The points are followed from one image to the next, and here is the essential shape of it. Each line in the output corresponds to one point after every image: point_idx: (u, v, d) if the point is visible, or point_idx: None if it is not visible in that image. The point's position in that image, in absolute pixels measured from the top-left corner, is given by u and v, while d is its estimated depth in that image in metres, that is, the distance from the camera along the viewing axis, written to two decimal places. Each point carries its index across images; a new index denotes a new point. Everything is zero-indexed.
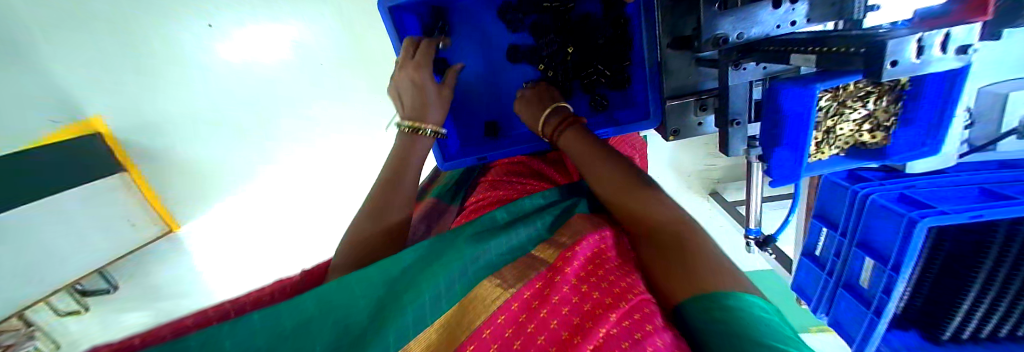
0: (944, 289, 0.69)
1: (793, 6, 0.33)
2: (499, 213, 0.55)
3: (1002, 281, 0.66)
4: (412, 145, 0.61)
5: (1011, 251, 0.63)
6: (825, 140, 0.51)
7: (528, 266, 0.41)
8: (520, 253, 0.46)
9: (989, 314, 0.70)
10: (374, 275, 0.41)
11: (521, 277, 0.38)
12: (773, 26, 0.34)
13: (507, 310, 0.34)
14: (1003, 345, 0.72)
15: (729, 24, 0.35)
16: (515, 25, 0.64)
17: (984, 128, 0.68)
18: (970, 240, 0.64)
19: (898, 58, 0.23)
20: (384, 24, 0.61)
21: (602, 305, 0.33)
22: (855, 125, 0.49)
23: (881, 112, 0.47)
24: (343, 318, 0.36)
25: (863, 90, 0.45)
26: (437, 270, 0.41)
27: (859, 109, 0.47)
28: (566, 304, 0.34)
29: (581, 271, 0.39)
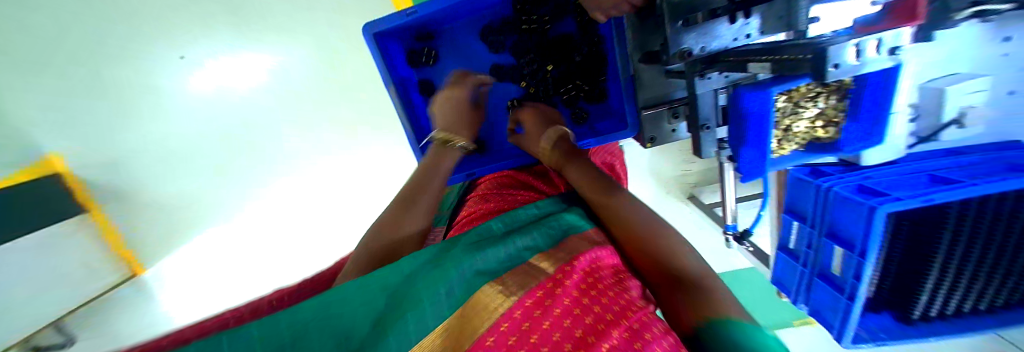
0: (909, 271, 0.75)
1: (747, 21, 0.36)
2: (493, 223, 0.55)
3: (960, 258, 0.71)
4: (441, 158, 0.60)
5: (965, 223, 0.68)
6: (785, 137, 0.59)
7: (531, 273, 0.42)
8: (517, 259, 0.45)
9: (953, 293, 0.75)
10: (372, 281, 0.38)
11: (524, 285, 0.39)
12: (729, 40, 0.38)
13: (510, 320, 0.34)
14: (968, 319, 0.78)
15: (692, 39, 0.39)
16: (497, 46, 0.66)
17: (929, 121, 0.74)
18: (928, 220, 0.69)
19: (839, 62, 0.26)
20: (368, 48, 0.61)
21: (604, 318, 0.34)
22: (809, 123, 0.56)
23: (831, 109, 0.54)
24: (341, 332, 0.33)
25: (814, 90, 0.52)
26: (438, 277, 0.40)
27: (813, 107, 0.54)
28: (575, 316, 0.35)
29: (581, 283, 0.40)
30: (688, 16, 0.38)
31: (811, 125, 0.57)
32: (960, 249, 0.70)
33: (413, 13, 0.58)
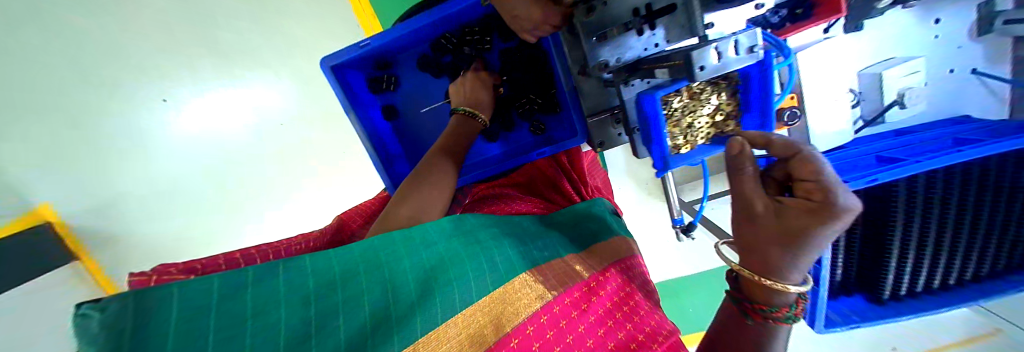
0: (870, 252, 0.76)
1: (652, 32, 0.41)
2: (524, 221, 0.64)
3: (921, 235, 0.72)
4: (462, 133, 0.60)
5: (918, 196, 0.69)
6: (689, 134, 0.50)
7: (568, 273, 0.53)
8: (553, 254, 0.57)
9: (919, 270, 0.76)
10: (413, 242, 0.42)
11: (563, 282, 0.50)
12: (641, 50, 0.42)
13: (548, 313, 0.45)
14: (939, 296, 0.79)
15: (607, 52, 0.42)
16: (439, 69, 0.66)
17: (871, 104, 0.79)
18: (878, 196, 0.72)
19: (702, 63, 0.30)
20: (326, 81, 0.60)
21: (635, 340, 0.46)
22: (709, 119, 0.49)
23: (726, 104, 0.48)
24: (390, 283, 0.36)
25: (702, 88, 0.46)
26: (475, 254, 0.46)
27: (708, 104, 0.48)
28: (612, 329, 0.47)
29: (615, 298, 0.53)
30: (600, 32, 0.42)
31: (710, 124, 0.49)
32: (918, 224, 0.71)
33: (367, 45, 0.58)
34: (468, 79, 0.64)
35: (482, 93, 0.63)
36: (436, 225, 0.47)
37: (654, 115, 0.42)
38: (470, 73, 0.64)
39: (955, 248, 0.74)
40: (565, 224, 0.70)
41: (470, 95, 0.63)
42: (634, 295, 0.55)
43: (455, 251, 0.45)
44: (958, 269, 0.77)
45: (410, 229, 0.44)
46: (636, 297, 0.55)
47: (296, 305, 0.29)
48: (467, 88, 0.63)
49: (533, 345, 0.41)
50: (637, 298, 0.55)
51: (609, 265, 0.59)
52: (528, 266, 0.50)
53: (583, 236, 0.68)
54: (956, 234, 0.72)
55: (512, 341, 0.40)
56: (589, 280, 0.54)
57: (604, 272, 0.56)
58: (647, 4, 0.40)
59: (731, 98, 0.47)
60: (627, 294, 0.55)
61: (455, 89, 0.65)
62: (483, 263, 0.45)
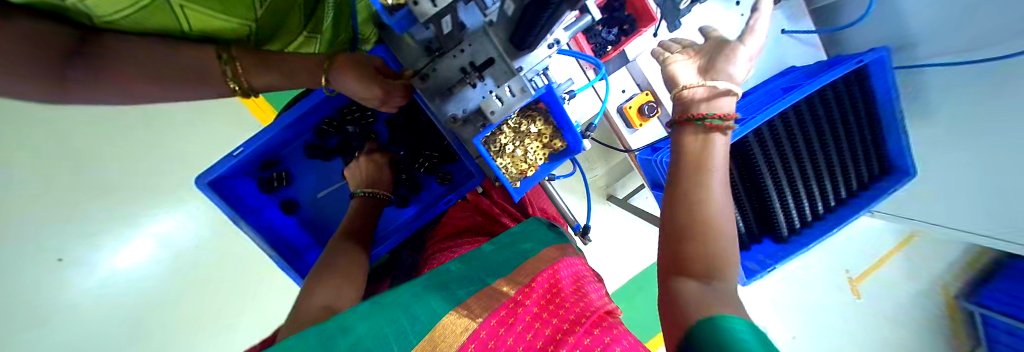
0: (755, 197, 0.86)
1: (483, 83, 0.47)
2: (452, 265, 0.63)
3: (784, 172, 0.81)
4: (369, 212, 0.65)
5: (766, 139, 0.80)
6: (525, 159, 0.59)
7: (495, 298, 0.53)
8: (480, 286, 0.57)
9: (802, 203, 0.84)
10: (329, 330, 0.38)
11: (486, 308, 0.50)
12: (480, 97, 0.48)
13: (478, 341, 0.44)
14: (830, 220, 0.87)
15: (453, 106, 0.48)
16: (328, 152, 0.68)
17: None
18: (736, 152, 0.83)
19: None
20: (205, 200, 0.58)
21: (561, 330, 0.47)
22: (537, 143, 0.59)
23: (545, 129, 0.57)
24: None
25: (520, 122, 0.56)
26: (394, 319, 0.45)
27: (530, 130, 0.57)
28: (540, 328, 0.48)
29: (541, 300, 0.54)
30: (441, 92, 0.47)
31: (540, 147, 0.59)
32: (778, 165, 0.81)
33: (241, 152, 0.60)
34: (365, 161, 0.66)
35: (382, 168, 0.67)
36: (354, 310, 0.44)
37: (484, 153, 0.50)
38: (365, 153, 0.67)
39: (819, 173, 0.84)
40: (497, 249, 0.68)
41: (365, 178, 0.66)
42: (561, 292, 0.56)
43: (370, 315, 0.44)
44: (833, 191, 0.86)
45: (325, 323, 0.39)
46: (563, 292, 0.56)
47: None
48: (363, 169, 0.66)
49: None
50: (563, 290, 0.56)
51: (536, 273, 0.59)
52: (450, 305, 0.50)
53: (515, 254, 0.67)
54: (810, 162, 0.82)
55: None
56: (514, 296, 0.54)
57: (530, 282, 0.57)
58: (471, 62, 0.45)
59: (546, 121, 0.57)
60: (553, 290, 0.56)
61: (353, 170, 0.67)
62: (404, 324, 0.44)
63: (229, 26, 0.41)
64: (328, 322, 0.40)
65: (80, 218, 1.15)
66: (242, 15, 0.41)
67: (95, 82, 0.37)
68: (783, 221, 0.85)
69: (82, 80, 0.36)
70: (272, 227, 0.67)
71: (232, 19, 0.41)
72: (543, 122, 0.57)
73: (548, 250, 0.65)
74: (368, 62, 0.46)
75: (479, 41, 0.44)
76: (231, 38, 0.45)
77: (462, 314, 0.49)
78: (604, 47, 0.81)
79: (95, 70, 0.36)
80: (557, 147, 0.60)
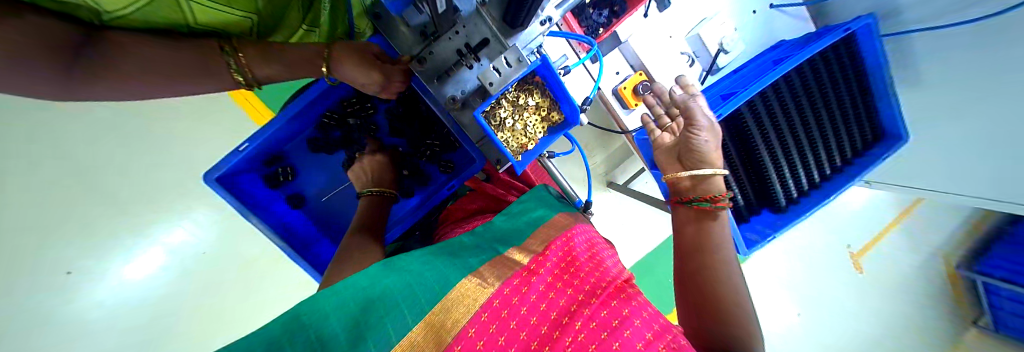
0: (751, 169, 0.88)
1: (479, 63, 0.48)
2: (465, 237, 0.66)
3: (780, 144, 0.83)
4: (380, 207, 0.67)
5: (761, 112, 0.81)
6: (525, 132, 0.61)
7: (508, 267, 0.55)
8: (491, 254, 0.59)
9: (798, 174, 0.86)
10: (342, 295, 0.43)
11: (501, 277, 0.52)
12: (476, 78, 0.49)
13: (490, 309, 0.46)
14: (825, 189, 0.89)
15: (451, 87, 0.50)
16: (330, 146, 0.70)
17: (704, 58, 0.91)
18: (732, 125, 0.84)
19: None
20: (216, 195, 0.60)
21: (575, 301, 0.49)
22: (535, 116, 0.61)
23: (542, 102, 0.60)
24: (318, 337, 0.37)
25: (517, 97, 0.58)
26: (409, 286, 0.48)
27: (528, 104, 0.60)
28: (553, 299, 0.50)
29: (556, 270, 0.55)
30: (439, 75, 0.49)
31: (539, 119, 0.61)
32: (775, 136, 0.82)
33: (246, 148, 0.60)
34: (368, 159, 0.69)
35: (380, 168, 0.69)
36: (365, 273, 0.49)
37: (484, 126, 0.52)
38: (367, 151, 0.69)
39: (813, 145, 0.85)
40: (508, 223, 0.69)
41: (372, 178, 0.68)
42: (576, 260, 0.57)
43: (387, 288, 0.47)
44: (828, 161, 0.87)
45: (339, 285, 0.45)
46: (578, 261, 0.57)
47: None
48: (367, 166, 0.68)
49: (478, 346, 0.42)
50: (576, 258, 0.58)
51: (551, 242, 0.60)
52: (464, 275, 0.52)
53: (524, 225, 0.68)
54: (806, 132, 0.83)
55: (456, 348, 0.41)
56: (528, 264, 0.55)
57: (544, 252, 0.58)
58: (466, 44, 0.47)
59: (542, 95, 0.59)
60: (568, 260, 0.57)
61: (356, 168, 0.69)
62: (414, 292, 0.46)
63: (231, 18, 0.43)
64: (341, 287, 0.45)
65: (86, 228, 1.15)
66: (244, 6, 0.42)
67: (101, 79, 0.38)
68: (781, 191, 0.86)
69: (82, 76, 0.37)
70: (280, 219, 0.69)
71: (235, 12, 0.42)
72: (540, 95, 0.59)
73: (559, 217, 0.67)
74: (366, 49, 0.47)
75: (473, 22, 0.45)
76: (231, 32, 0.46)
77: (476, 285, 0.50)
78: (596, 29, 0.82)
79: (102, 66, 0.38)
80: (556, 120, 0.62)
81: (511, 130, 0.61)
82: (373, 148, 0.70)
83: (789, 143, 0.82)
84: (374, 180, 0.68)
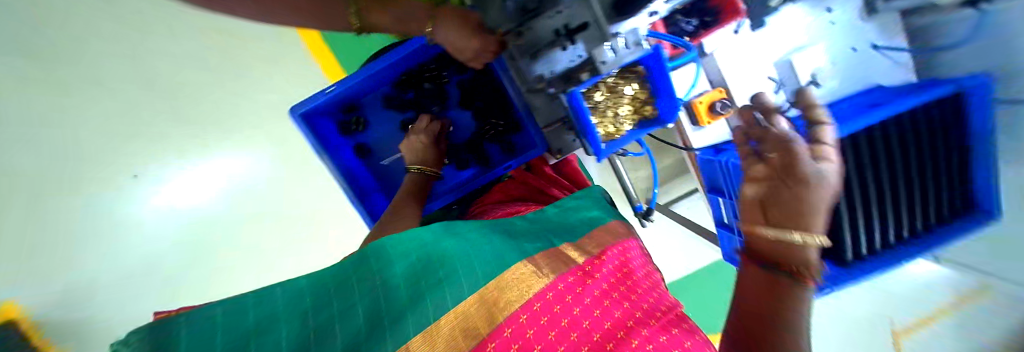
0: (823, 215, 0.82)
1: (574, 46, 0.48)
2: (519, 223, 0.66)
3: (863, 193, 0.77)
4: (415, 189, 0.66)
5: (853, 154, 0.75)
6: (615, 121, 0.61)
7: (565, 262, 0.53)
8: (546, 244, 0.59)
9: (874, 229, 0.80)
10: (409, 244, 0.50)
11: (557, 271, 0.50)
12: (568, 60, 0.50)
13: (543, 299, 0.45)
14: (900, 251, 0.82)
15: (542, 67, 0.51)
16: (399, 104, 0.73)
17: (789, 87, 0.89)
18: (813, 162, 0.79)
19: None
20: (298, 129, 0.66)
21: (632, 317, 0.45)
22: (629, 107, 0.60)
23: (640, 93, 0.57)
24: (378, 289, 0.43)
25: (616, 83, 0.57)
26: (467, 258, 0.49)
27: (626, 93, 0.58)
28: (608, 309, 0.46)
29: (611, 279, 0.52)
30: (533, 50, 0.49)
31: (632, 109, 0.60)
32: (857, 184, 0.77)
33: (333, 90, 0.65)
34: (417, 137, 0.69)
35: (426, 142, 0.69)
36: (428, 228, 0.54)
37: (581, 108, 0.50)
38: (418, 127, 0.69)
39: (897, 201, 0.79)
40: (559, 218, 0.69)
41: (418, 156, 0.68)
42: (632, 277, 0.54)
43: (445, 252, 0.49)
44: (909, 223, 0.81)
45: (407, 236, 0.51)
46: (634, 276, 0.55)
47: (295, 318, 0.39)
48: (415, 143, 0.68)
49: (528, 334, 0.40)
50: (633, 275, 0.55)
51: (606, 247, 0.60)
52: (521, 258, 0.52)
53: (573, 223, 0.69)
54: (894, 186, 0.77)
55: (506, 331, 0.40)
56: (583, 265, 0.54)
57: (599, 256, 0.57)
58: (566, 25, 0.47)
59: (641, 85, 0.56)
60: (623, 274, 0.54)
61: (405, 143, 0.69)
62: (469, 267, 0.47)
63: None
64: (410, 237, 0.51)
65: (145, 139, 1.17)
66: None
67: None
68: (848, 243, 0.81)
69: None
70: (345, 165, 0.73)
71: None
72: (637, 86, 0.57)
73: (615, 223, 0.67)
74: (468, 13, 0.48)
75: (576, 4, 0.45)
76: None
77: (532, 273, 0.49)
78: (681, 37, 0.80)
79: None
80: (647, 114, 0.60)
81: (600, 117, 0.60)
82: (424, 126, 0.70)
83: (870, 193, 0.77)
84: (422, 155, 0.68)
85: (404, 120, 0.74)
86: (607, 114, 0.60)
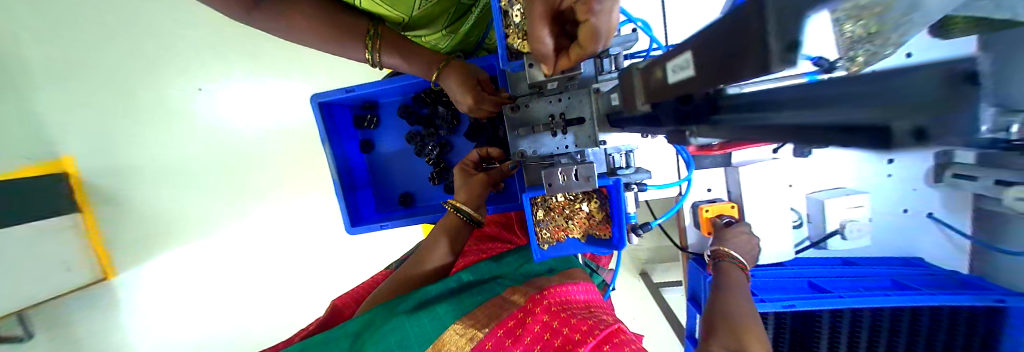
0: None
1: (563, 136, 0.48)
2: (464, 275, 0.57)
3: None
4: (445, 228, 0.57)
5: (840, 314, 0.70)
6: (556, 226, 0.43)
7: (500, 305, 0.48)
8: (488, 296, 0.51)
9: None
10: (338, 333, 0.46)
11: (493, 317, 0.46)
12: (554, 147, 0.49)
13: (485, 342, 0.42)
14: None
15: (525, 143, 0.49)
16: (412, 116, 0.75)
17: (814, 227, 0.81)
18: (803, 321, 0.72)
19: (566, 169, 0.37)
20: (313, 113, 0.71)
21: (572, 340, 0.40)
22: (592, 215, 0.42)
23: (593, 215, 0.42)
24: None
25: (579, 197, 0.42)
26: (403, 322, 0.46)
27: (584, 208, 0.42)
28: (549, 336, 0.42)
29: (554, 307, 0.46)
30: (519, 128, 0.49)
31: (587, 220, 0.43)
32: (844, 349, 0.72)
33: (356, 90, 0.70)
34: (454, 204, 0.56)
35: (466, 190, 0.55)
36: (352, 321, 0.48)
37: (623, 238, 0.40)
38: (462, 182, 0.56)
39: None
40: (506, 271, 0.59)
41: (469, 198, 0.55)
42: (572, 307, 0.48)
43: (375, 330, 0.45)
44: None
45: (332, 330, 0.47)
46: (575, 310, 0.47)
47: None
48: (462, 190, 0.56)
49: None
50: (575, 304, 0.49)
51: (550, 285, 0.51)
52: (455, 317, 0.46)
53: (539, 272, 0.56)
54: None
55: None
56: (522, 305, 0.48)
57: (541, 291, 0.49)
58: (563, 112, 0.48)
59: (601, 208, 0.42)
60: (566, 305, 0.48)
61: (465, 198, 0.55)
62: (410, 329, 0.45)
63: (414, 27, 0.52)
64: (340, 326, 0.48)
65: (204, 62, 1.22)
66: (402, 9, 0.46)
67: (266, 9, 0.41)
68: None
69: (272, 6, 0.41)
70: (346, 156, 0.77)
71: (426, 30, 0.54)
72: (599, 205, 0.42)
73: (577, 271, 0.55)
74: (474, 73, 0.50)
75: (578, 97, 0.47)
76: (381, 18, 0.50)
77: (468, 320, 0.45)
78: None
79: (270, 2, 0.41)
80: (601, 234, 0.43)
81: (551, 226, 0.43)
82: (466, 183, 0.56)
83: None
84: (456, 192, 0.57)
85: (409, 130, 0.77)
86: (554, 219, 0.43)
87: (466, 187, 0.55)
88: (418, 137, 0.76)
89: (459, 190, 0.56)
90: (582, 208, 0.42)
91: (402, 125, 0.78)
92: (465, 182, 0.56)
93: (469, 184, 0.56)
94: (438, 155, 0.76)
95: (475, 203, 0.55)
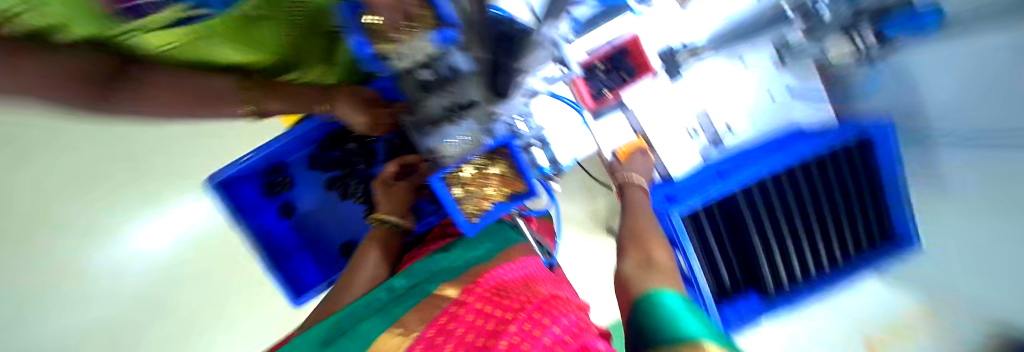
0: (740, 250, 0.90)
1: (465, 124, 0.50)
2: (396, 281, 0.52)
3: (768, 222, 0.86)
4: (373, 243, 0.55)
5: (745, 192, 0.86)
6: (478, 195, 0.49)
7: (433, 302, 0.45)
8: (420, 296, 0.47)
9: (789, 262, 0.87)
10: None
11: (424, 319, 0.41)
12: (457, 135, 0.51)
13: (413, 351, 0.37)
14: (817, 279, 0.89)
15: (433, 139, 0.52)
16: (325, 162, 0.74)
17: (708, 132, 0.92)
18: (725, 208, 0.88)
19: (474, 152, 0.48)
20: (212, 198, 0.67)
21: (507, 316, 0.39)
22: (502, 175, 0.50)
23: (503, 176, 0.50)
24: None
25: (485, 164, 0.49)
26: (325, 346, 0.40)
27: (493, 172, 0.49)
28: (484, 320, 0.39)
29: (486, 291, 0.45)
30: (423, 126, 0.53)
31: (499, 181, 0.50)
32: (767, 221, 0.86)
33: (248, 158, 0.67)
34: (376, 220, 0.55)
35: (387, 201, 0.57)
36: None
37: (534, 185, 0.50)
38: (381, 192, 0.56)
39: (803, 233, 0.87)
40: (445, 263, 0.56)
41: (389, 208, 0.56)
42: (506, 287, 0.46)
43: None
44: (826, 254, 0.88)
45: None
46: (510, 289, 0.46)
47: None
48: (382, 201, 0.56)
49: None
50: (508, 282, 0.48)
51: (485, 269, 0.51)
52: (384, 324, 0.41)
53: (481, 254, 0.57)
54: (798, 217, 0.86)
55: None
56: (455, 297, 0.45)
57: (476, 279, 0.48)
58: (458, 103, 0.50)
59: (509, 167, 0.50)
60: (497, 286, 0.46)
61: (388, 209, 0.56)
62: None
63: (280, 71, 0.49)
64: None
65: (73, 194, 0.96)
66: (267, 42, 0.43)
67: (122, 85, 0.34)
68: (766, 272, 0.88)
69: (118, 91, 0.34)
70: (264, 229, 0.74)
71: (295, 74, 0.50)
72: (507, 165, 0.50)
73: (513, 252, 0.58)
74: (363, 94, 0.52)
75: (466, 85, 0.48)
76: (245, 69, 0.45)
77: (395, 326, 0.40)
78: (603, 91, 0.86)
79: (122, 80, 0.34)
80: (517, 188, 0.51)
81: (472, 196, 0.49)
82: (386, 193, 0.56)
83: (773, 223, 0.86)
84: (379, 204, 0.57)
85: (326, 178, 0.76)
86: (474, 190, 0.49)
87: (384, 199, 0.56)
88: (336, 180, 0.76)
89: (380, 201, 0.56)
90: (493, 173, 0.49)
91: (313, 176, 0.75)
92: (383, 193, 0.56)
93: (387, 193, 0.56)
94: (365, 191, 0.76)
95: (398, 214, 0.56)
